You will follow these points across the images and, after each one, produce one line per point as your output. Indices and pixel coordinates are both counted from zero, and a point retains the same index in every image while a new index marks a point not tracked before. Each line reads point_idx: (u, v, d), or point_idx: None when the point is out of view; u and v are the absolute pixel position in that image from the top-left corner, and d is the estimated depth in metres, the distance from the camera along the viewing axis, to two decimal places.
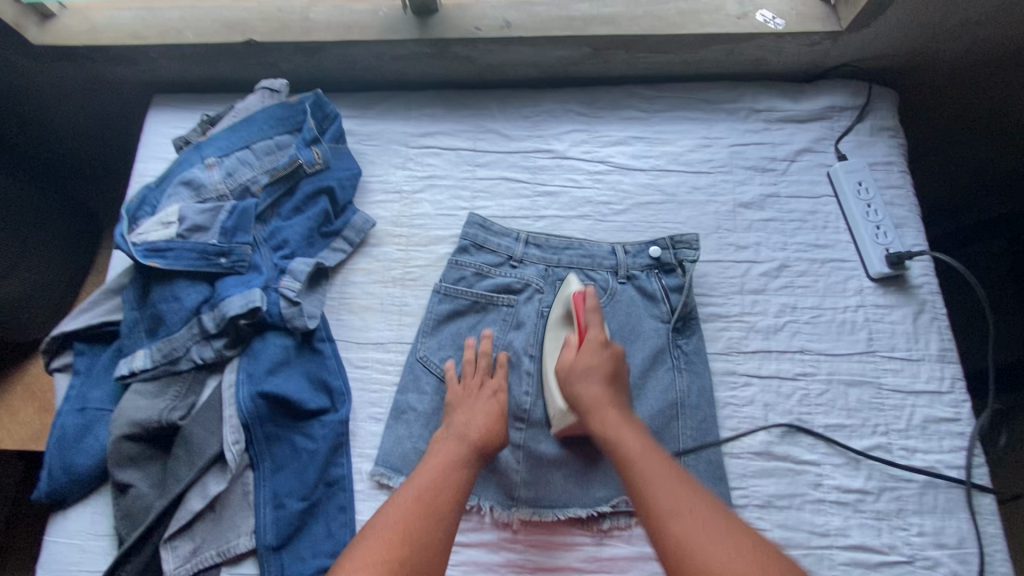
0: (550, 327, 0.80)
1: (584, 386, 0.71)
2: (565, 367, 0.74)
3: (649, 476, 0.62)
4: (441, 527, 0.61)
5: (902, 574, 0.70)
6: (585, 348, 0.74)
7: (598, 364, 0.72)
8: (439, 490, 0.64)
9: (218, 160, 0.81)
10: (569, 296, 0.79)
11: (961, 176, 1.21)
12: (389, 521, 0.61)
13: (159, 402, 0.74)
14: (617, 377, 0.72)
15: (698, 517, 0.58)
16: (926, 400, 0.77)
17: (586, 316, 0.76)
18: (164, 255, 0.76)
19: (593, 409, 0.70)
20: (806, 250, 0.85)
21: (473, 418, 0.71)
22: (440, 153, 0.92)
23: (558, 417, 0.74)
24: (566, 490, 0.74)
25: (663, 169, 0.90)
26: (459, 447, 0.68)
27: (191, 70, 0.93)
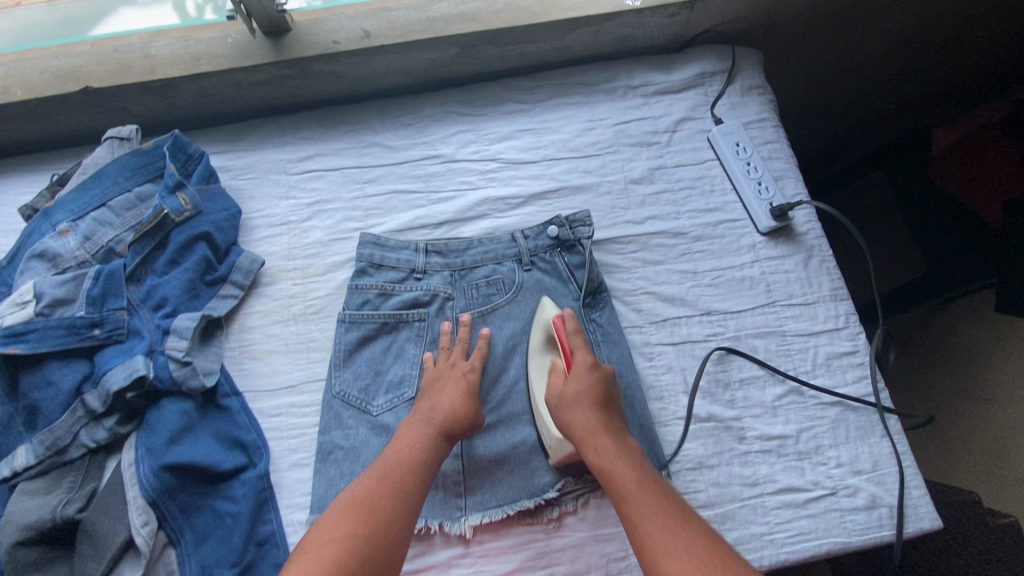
0: (531, 354, 0.79)
1: (572, 413, 0.70)
2: (555, 396, 0.73)
3: (642, 511, 0.63)
4: (401, 505, 0.63)
5: (827, 506, 0.74)
6: (572, 375, 0.73)
7: (585, 387, 0.71)
8: (402, 467, 0.66)
9: (71, 224, 0.73)
10: (549, 320, 0.78)
11: (833, 118, 1.30)
12: (355, 496, 0.63)
13: (49, 500, 0.68)
14: (607, 399, 0.71)
15: (680, 538, 0.60)
16: (826, 338, 0.82)
17: (569, 339, 0.75)
18: (25, 339, 0.68)
19: (586, 435, 0.68)
20: (699, 216, 0.87)
21: (443, 402, 0.71)
22: (324, 176, 0.88)
23: (555, 446, 0.72)
24: (513, 484, 0.74)
25: (552, 157, 0.90)
26: (429, 432, 0.69)
27: (27, 129, 0.84)
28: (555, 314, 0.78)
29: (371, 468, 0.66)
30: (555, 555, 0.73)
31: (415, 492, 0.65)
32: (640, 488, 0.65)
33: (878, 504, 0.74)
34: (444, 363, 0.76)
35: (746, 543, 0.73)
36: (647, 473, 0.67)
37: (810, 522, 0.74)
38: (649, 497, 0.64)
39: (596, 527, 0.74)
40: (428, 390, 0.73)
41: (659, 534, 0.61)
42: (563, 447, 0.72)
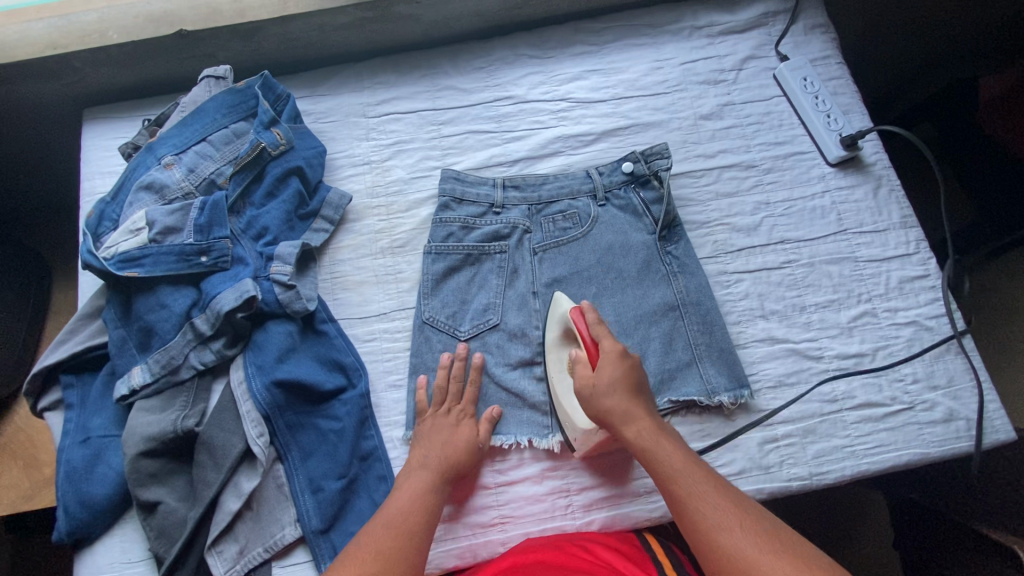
0: (550, 346, 0.77)
1: (612, 400, 0.69)
2: (585, 390, 0.71)
3: (655, 449, 0.67)
4: (410, 552, 0.63)
5: (906, 419, 0.77)
6: (602, 365, 0.70)
7: (621, 374, 0.70)
8: (408, 513, 0.65)
9: (175, 157, 0.77)
10: (566, 313, 0.76)
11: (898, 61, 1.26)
12: (363, 545, 0.62)
13: (167, 415, 0.71)
14: (638, 387, 0.70)
15: (701, 484, 0.64)
16: (898, 263, 0.84)
17: (592, 331, 0.73)
18: (141, 263, 0.72)
19: (627, 419, 0.68)
20: (769, 149, 0.89)
21: (443, 442, 0.71)
22: (401, 118, 0.91)
23: (581, 436, 0.72)
24: None
25: (621, 96, 0.92)
26: (428, 479, 0.69)
27: (121, 75, 0.87)
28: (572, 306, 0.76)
29: (374, 518, 0.65)
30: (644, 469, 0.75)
31: (421, 532, 0.65)
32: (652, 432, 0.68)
33: (955, 417, 0.77)
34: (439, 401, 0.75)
35: (827, 455, 0.75)
36: (659, 420, 0.70)
37: (889, 435, 0.76)
38: (664, 441, 0.67)
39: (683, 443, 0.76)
40: (425, 436, 0.72)
41: (683, 477, 0.64)
42: (590, 438, 0.72)
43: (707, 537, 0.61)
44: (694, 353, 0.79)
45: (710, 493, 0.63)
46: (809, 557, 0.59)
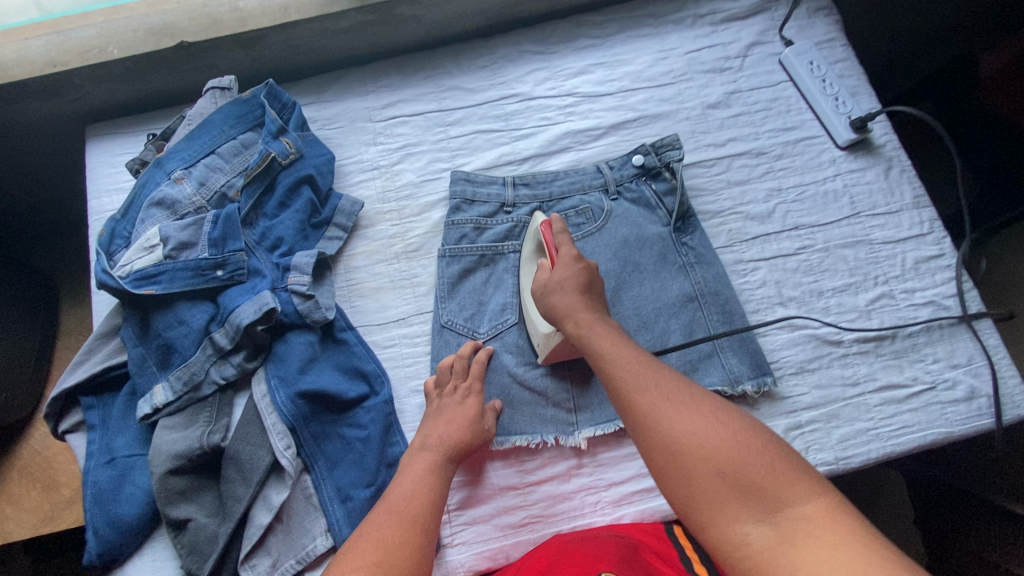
0: (523, 262, 0.80)
1: (559, 297, 0.70)
2: (540, 284, 0.72)
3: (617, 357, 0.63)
4: (418, 533, 0.62)
5: (928, 399, 0.77)
6: (558, 265, 0.72)
7: (571, 276, 0.71)
8: (413, 498, 0.64)
9: (185, 171, 0.76)
10: (538, 227, 0.77)
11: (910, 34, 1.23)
12: (371, 527, 0.61)
13: (192, 432, 0.71)
14: (592, 287, 0.71)
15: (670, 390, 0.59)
16: (913, 244, 0.84)
17: (556, 240, 0.74)
18: (157, 280, 0.72)
19: (569, 315, 0.68)
20: (778, 135, 0.89)
21: (449, 424, 0.70)
22: (407, 121, 0.90)
23: (544, 343, 0.74)
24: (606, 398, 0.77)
25: (628, 88, 0.92)
26: (433, 461, 0.68)
27: (122, 90, 0.86)
28: (542, 219, 0.78)
29: (379, 504, 0.64)
30: None
31: (429, 519, 0.63)
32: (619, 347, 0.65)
33: (978, 395, 0.77)
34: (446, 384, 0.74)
35: (853, 439, 0.75)
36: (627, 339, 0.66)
37: (913, 416, 0.76)
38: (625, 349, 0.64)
39: None
40: (431, 419, 0.72)
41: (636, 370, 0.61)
42: (549, 341, 0.73)
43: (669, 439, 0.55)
44: (715, 343, 0.79)
45: (630, 362, 0.62)
46: (735, 417, 0.57)
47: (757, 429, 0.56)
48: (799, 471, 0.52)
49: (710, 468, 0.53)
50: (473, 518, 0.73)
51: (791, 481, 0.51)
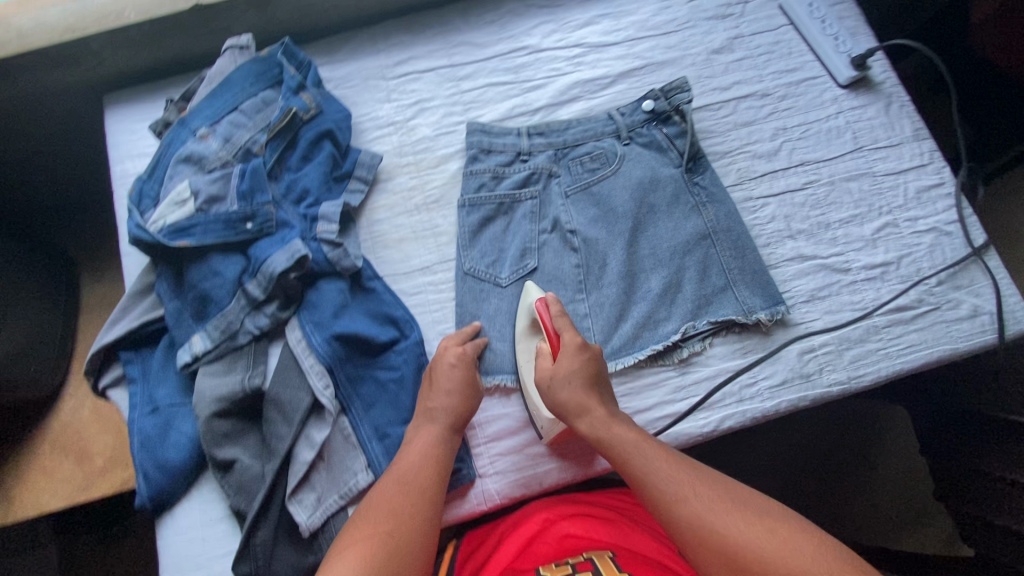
0: (517, 335, 0.78)
1: (566, 393, 0.69)
2: (546, 378, 0.71)
3: (631, 451, 0.65)
4: (426, 509, 0.63)
5: (933, 319, 0.81)
6: (561, 356, 0.71)
7: (577, 367, 0.70)
8: (420, 471, 0.66)
9: (210, 129, 0.78)
10: (532, 303, 0.76)
11: None
12: (377, 502, 0.63)
13: (232, 377, 0.74)
14: (598, 377, 0.70)
15: (697, 489, 0.61)
16: (914, 175, 0.87)
17: (555, 323, 0.73)
18: (191, 233, 0.74)
19: (581, 413, 0.68)
20: (781, 77, 0.92)
21: (453, 396, 0.72)
22: (420, 77, 0.92)
23: (547, 426, 0.73)
24: (624, 333, 0.80)
25: (634, 37, 0.94)
26: (435, 433, 0.69)
27: (138, 57, 0.88)
28: (537, 297, 0.76)
29: (389, 475, 0.66)
30: (693, 388, 0.78)
31: (434, 488, 0.65)
32: (639, 445, 0.66)
33: (980, 313, 0.80)
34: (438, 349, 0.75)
35: (864, 359, 0.79)
36: (642, 432, 0.69)
37: (919, 335, 0.80)
38: (647, 447, 0.66)
39: (726, 361, 0.79)
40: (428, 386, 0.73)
41: (669, 478, 0.62)
42: (554, 427, 0.72)
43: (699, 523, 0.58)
44: (729, 277, 0.82)
45: (656, 461, 0.64)
46: (778, 517, 0.58)
47: (802, 527, 0.57)
48: (837, 554, 0.54)
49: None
50: (506, 449, 0.77)
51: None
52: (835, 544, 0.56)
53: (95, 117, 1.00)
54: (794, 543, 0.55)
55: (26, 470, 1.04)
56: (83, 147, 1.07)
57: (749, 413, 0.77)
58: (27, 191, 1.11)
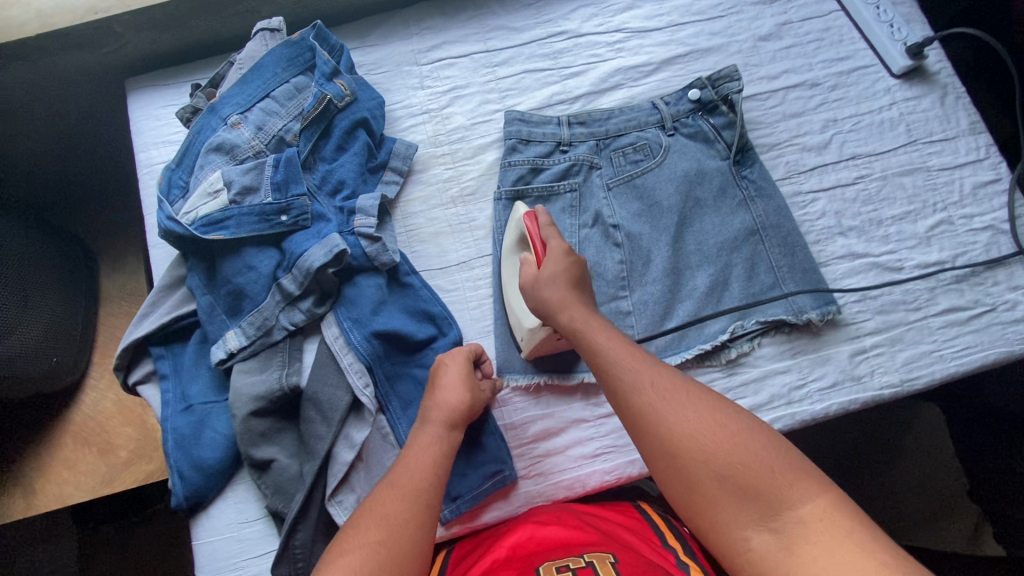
0: (505, 250, 0.78)
1: (549, 292, 0.69)
2: (530, 281, 0.71)
3: (605, 353, 0.63)
4: (422, 512, 0.58)
5: (989, 320, 0.78)
6: (547, 261, 0.70)
7: (562, 270, 0.69)
8: (416, 470, 0.61)
9: (242, 116, 0.75)
10: (521, 217, 0.76)
11: None
12: (373, 503, 0.58)
13: (269, 375, 0.71)
14: (581, 283, 0.70)
15: (663, 388, 0.58)
16: (970, 170, 0.84)
17: (543, 233, 0.73)
18: (225, 226, 0.71)
19: (561, 308, 0.67)
20: (832, 65, 0.88)
21: (454, 391, 0.68)
22: (454, 63, 0.88)
23: (529, 335, 0.73)
24: (670, 333, 0.77)
25: (678, 23, 0.90)
26: (436, 432, 0.65)
27: (162, 39, 0.84)
28: (525, 211, 0.76)
29: (386, 481, 0.60)
30: (740, 389, 0.76)
31: (431, 491, 0.60)
32: (614, 348, 0.63)
33: None
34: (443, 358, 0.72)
35: (917, 360, 0.77)
36: (622, 337, 0.65)
37: (975, 336, 0.77)
38: (626, 351, 0.63)
39: (774, 362, 0.77)
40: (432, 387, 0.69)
41: (638, 376, 0.59)
42: (534, 335, 0.72)
43: (656, 422, 0.55)
44: (777, 275, 0.79)
45: (627, 362, 0.61)
46: (737, 418, 0.55)
47: (759, 428, 0.54)
48: (788, 459, 0.51)
49: (710, 473, 0.51)
50: (547, 453, 0.75)
51: (788, 480, 0.49)
52: (789, 449, 0.52)
53: (116, 101, 0.96)
54: (752, 449, 0.52)
55: (47, 462, 1.03)
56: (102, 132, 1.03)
57: (798, 416, 0.75)
58: (43, 178, 1.08)
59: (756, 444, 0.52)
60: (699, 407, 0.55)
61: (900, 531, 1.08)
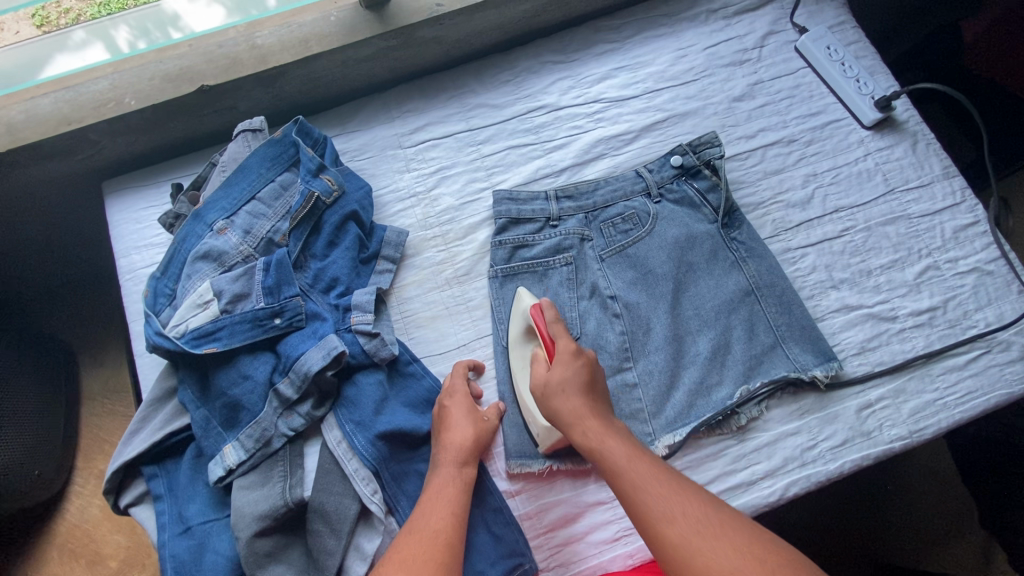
0: (511, 345, 0.77)
1: (562, 401, 0.67)
2: (540, 385, 0.71)
3: (611, 458, 0.63)
4: (443, 548, 0.60)
5: (986, 363, 0.79)
6: (557, 362, 0.70)
7: (572, 375, 0.69)
8: (433, 513, 0.62)
9: (228, 221, 0.74)
10: (527, 310, 0.76)
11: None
12: (395, 549, 0.60)
13: (270, 489, 0.68)
14: (595, 385, 0.69)
15: (672, 502, 0.59)
16: (949, 214, 0.86)
17: (550, 329, 0.73)
18: (216, 337, 0.69)
19: (576, 423, 0.66)
20: (805, 121, 0.91)
21: (455, 428, 0.70)
22: (439, 144, 0.89)
23: (544, 435, 0.72)
24: (680, 404, 0.76)
25: (653, 89, 0.92)
26: (450, 471, 0.66)
27: (139, 142, 0.83)
28: (532, 304, 0.76)
29: (407, 525, 0.62)
30: (753, 456, 0.75)
31: (451, 530, 0.62)
32: (632, 462, 0.63)
33: None
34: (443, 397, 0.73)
35: (923, 411, 0.77)
36: (636, 445, 0.65)
37: (974, 381, 0.78)
38: (638, 462, 0.63)
39: (783, 424, 0.77)
40: (440, 426, 0.70)
41: (639, 478, 0.61)
42: (551, 434, 0.71)
43: (672, 545, 0.56)
44: (777, 335, 0.80)
45: (626, 462, 0.63)
46: (737, 525, 0.56)
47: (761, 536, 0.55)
48: None
49: None
50: (566, 541, 0.72)
51: None
52: (777, 540, 0.56)
53: (96, 203, 0.95)
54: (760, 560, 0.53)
55: None
56: (78, 238, 1.01)
57: (814, 478, 0.74)
58: None
59: (764, 555, 0.53)
60: (707, 524, 0.56)
61: (912, 560, 1.04)
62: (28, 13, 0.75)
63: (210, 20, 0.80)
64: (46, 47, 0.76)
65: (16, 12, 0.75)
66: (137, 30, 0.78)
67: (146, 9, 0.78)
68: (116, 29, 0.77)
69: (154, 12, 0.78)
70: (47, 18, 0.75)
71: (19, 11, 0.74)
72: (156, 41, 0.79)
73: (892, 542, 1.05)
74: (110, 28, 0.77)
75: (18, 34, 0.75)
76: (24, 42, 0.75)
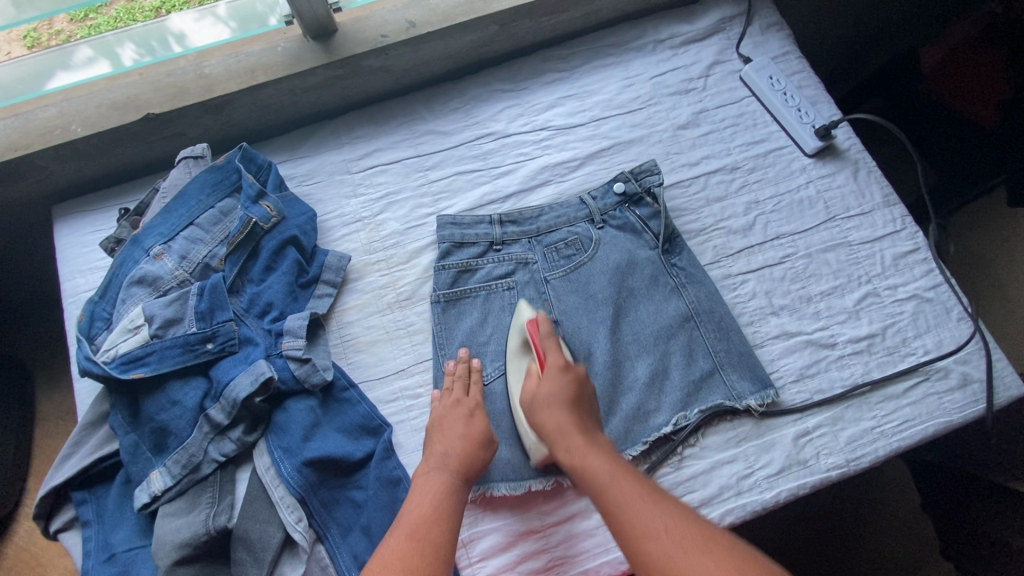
0: (509, 357, 0.77)
1: (547, 415, 0.69)
2: (530, 396, 0.73)
3: (612, 498, 0.62)
4: (438, 560, 0.59)
5: (924, 390, 0.79)
6: (547, 374, 0.72)
7: (560, 388, 0.71)
8: (430, 521, 0.62)
9: (165, 247, 0.75)
10: (523, 325, 0.77)
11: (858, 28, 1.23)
12: (387, 554, 0.59)
13: (195, 515, 0.67)
14: (581, 398, 0.71)
15: (671, 533, 0.58)
16: (889, 241, 0.87)
17: (544, 343, 0.74)
18: (146, 362, 0.69)
19: (560, 436, 0.68)
20: (748, 148, 0.92)
21: (449, 437, 0.69)
22: (386, 169, 0.90)
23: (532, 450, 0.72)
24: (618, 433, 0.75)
25: (600, 117, 0.94)
26: (446, 479, 0.66)
27: (88, 167, 0.85)
28: (530, 316, 0.77)
29: (399, 526, 0.62)
30: (689, 484, 0.74)
31: (445, 544, 0.61)
32: (614, 480, 0.64)
33: (970, 382, 0.79)
34: (447, 399, 0.73)
35: (860, 439, 0.77)
36: (622, 466, 0.66)
37: (913, 409, 0.78)
38: (624, 484, 0.63)
39: (719, 452, 0.76)
40: (437, 431, 0.70)
41: (642, 517, 0.59)
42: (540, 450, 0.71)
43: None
44: (715, 360, 0.80)
45: (630, 501, 0.61)
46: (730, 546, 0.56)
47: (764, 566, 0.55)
48: None
49: None
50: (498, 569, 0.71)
51: None
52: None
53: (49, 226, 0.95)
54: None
55: None
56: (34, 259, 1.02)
57: (749, 506, 0.73)
58: None
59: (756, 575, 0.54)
60: (694, 543, 0.56)
61: None
62: (20, 33, 0.77)
63: (210, 37, 0.84)
64: (47, 63, 0.81)
65: (9, 32, 0.78)
66: (142, 47, 0.83)
67: (149, 26, 0.82)
68: (122, 46, 0.82)
69: (157, 27, 0.83)
70: (38, 39, 0.78)
71: (9, 31, 0.77)
72: (160, 56, 0.83)
73: (858, 565, 1.04)
74: (115, 45, 0.82)
75: (11, 54, 0.79)
76: (24, 60, 0.80)
